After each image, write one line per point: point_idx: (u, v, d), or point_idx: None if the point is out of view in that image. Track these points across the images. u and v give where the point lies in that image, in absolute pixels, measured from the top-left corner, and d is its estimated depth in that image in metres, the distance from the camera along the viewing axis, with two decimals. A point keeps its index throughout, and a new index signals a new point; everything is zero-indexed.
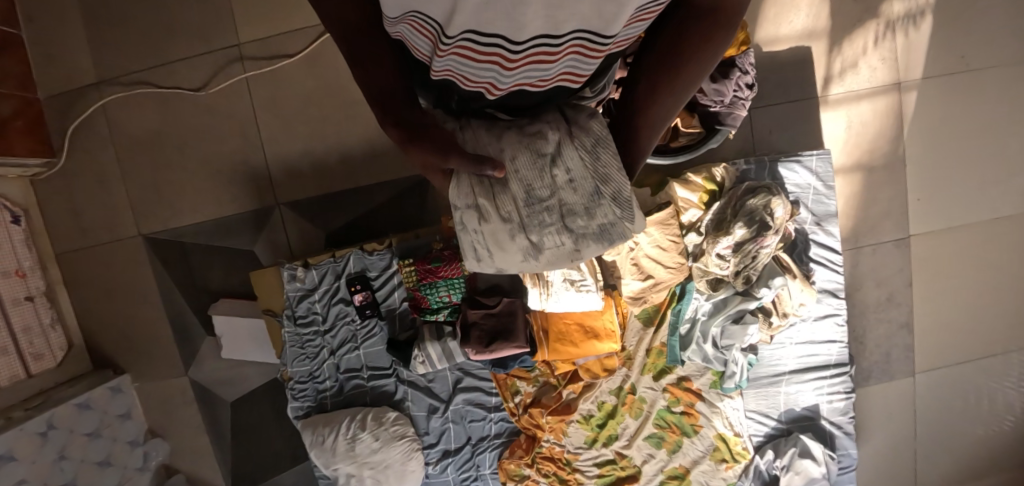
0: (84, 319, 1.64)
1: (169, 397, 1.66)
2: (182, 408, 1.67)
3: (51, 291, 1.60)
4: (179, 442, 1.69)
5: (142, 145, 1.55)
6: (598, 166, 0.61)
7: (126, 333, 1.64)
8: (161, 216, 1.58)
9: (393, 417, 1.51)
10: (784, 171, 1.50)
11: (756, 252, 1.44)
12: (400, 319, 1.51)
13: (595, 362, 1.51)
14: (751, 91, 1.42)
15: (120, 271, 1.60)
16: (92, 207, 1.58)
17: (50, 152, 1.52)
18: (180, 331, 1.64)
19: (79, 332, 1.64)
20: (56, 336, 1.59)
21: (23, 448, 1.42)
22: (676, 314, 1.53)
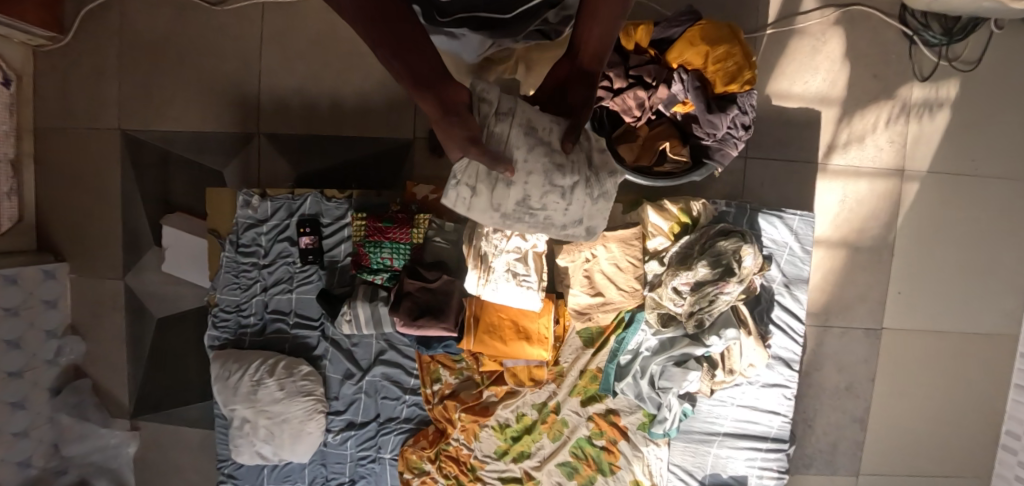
0: (41, 198, 1.62)
1: (101, 297, 1.62)
2: (111, 313, 1.62)
3: (18, 162, 1.58)
4: (98, 349, 1.63)
5: (146, 43, 1.54)
6: (589, 209, 0.91)
7: (78, 223, 1.61)
8: (144, 116, 1.56)
9: (304, 371, 1.43)
10: (763, 223, 1.44)
11: (715, 296, 1.36)
12: (339, 273, 1.45)
13: (523, 369, 1.44)
14: (747, 134, 1.38)
15: (96, 164, 1.58)
16: (82, 92, 1.57)
17: (59, 30, 1.53)
18: (129, 234, 1.60)
19: (33, 209, 1.62)
20: (9, 205, 1.56)
21: None
22: (619, 342, 1.46)
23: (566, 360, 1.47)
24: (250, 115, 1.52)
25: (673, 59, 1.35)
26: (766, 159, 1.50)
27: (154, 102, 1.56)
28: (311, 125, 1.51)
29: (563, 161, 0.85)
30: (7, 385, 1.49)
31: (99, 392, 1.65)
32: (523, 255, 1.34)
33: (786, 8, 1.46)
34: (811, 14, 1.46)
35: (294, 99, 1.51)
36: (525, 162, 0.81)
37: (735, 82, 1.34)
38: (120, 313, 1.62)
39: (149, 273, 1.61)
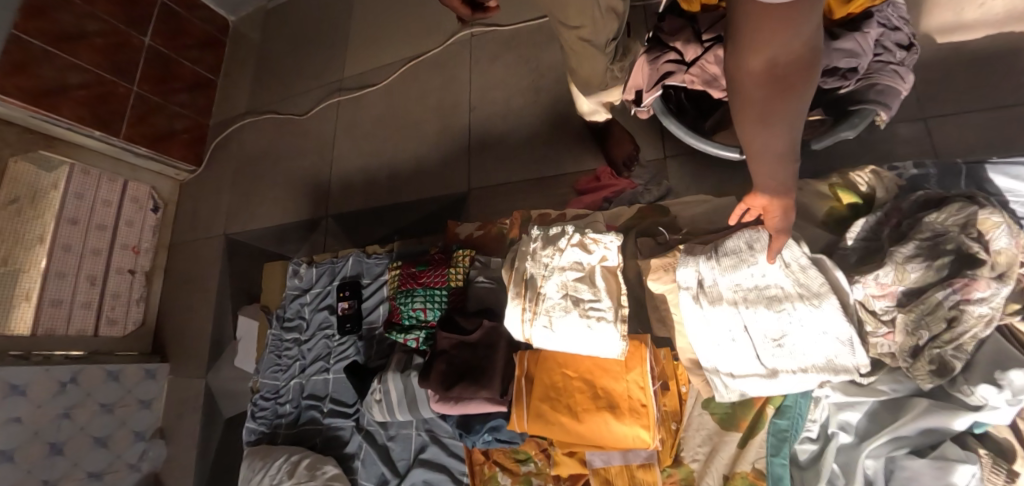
0: (164, 310, 1.55)
1: (177, 405, 1.45)
2: (192, 415, 1.41)
3: (152, 273, 1.56)
4: (176, 457, 1.40)
5: (237, 155, 1.57)
6: None
7: (163, 320, 1.54)
8: (245, 218, 1.50)
9: (329, 472, 1.02)
10: (1002, 182, 0.84)
11: (955, 308, 0.76)
12: (378, 339, 1.13)
13: (621, 470, 0.88)
14: (913, 52, 0.91)
15: (200, 265, 1.52)
16: (203, 204, 1.58)
17: (195, 162, 1.61)
18: (194, 335, 1.47)
19: (157, 315, 1.55)
20: (136, 310, 1.51)
21: (38, 389, 1.24)
22: (784, 418, 0.84)
23: (694, 456, 0.88)
24: (322, 198, 1.38)
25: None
26: (964, 113, 0.97)
27: (249, 206, 1.51)
28: (372, 196, 1.32)
29: None
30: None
31: None
32: (589, 274, 0.90)
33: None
34: None
35: (358, 176, 1.35)
36: None
37: None
38: (199, 417, 1.41)
39: (227, 368, 1.41)
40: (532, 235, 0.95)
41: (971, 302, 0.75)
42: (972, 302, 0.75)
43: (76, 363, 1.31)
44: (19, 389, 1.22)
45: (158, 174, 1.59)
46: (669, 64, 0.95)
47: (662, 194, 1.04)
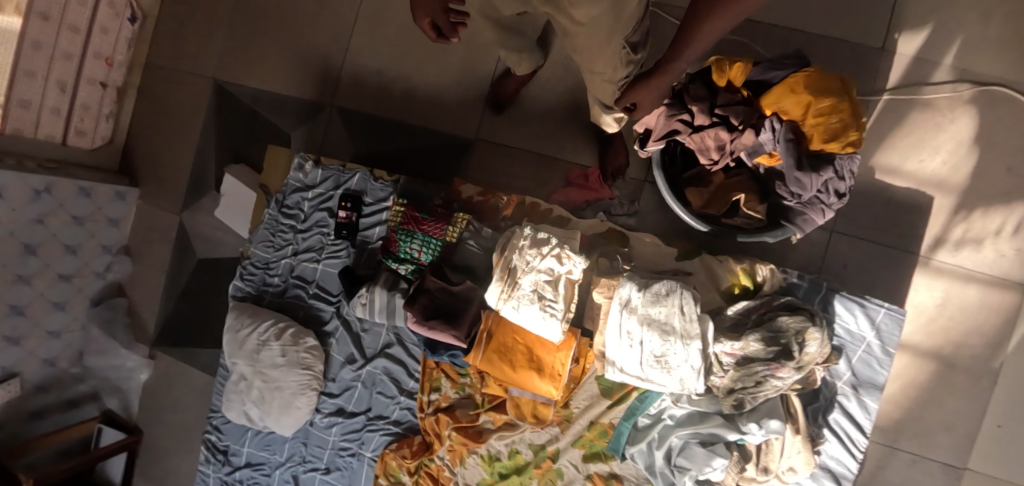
0: (134, 127, 1.75)
1: (156, 228, 1.72)
2: (161, 247, 1.71)
3: (123, 90, 1.71)
4: (142, 271, 1.73)
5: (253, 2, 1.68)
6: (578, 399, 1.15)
7: (133, 139, 1.75)
8: (237, 73, 1.67)
9: (309, 344, 1.40)
10: (839, 308, 1.23)
11: (764, 378, 1.17)
12: (368, 253, 1.42)
13: (528, 402, 1.30)
14: (841, 201, 1.20)
15: (188, 103, 1.71)
16: (190, 41, 1.71)
17: None
18: (178, 165, 1.71)
19: (124, 133, 1.76)
20: (104, 127, 1.68)
21: (14, 192, 1.42)
22: (640, 400, 1.28)
23: (577, 405, 1.32)
24: (330, 85, 1.61)
25: (768, 105, 1.21)
26: (856, 238, 1.30)
27: (247, 61, 1.67)
28: (380, 105, 1.58)
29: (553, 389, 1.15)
30: (54, 285, 1.55)
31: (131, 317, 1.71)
32: (554, 278, 1.22)
33: (911, 74, 1.29)
34: (943, 85, 1.27)
35: (372, 79, 1.58)
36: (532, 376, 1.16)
37: (837, 140, 1.16)
38: (174, 249, 1.70)
39: (203, 214, 1.68)
40: (524, 233, 1.24)
41: (775, 376, 1.16)
42: (774, 377, 1.16)
43: (50, 175, 1.50)
44: None
45: None
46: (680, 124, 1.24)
47: (632, 211, 1.38)
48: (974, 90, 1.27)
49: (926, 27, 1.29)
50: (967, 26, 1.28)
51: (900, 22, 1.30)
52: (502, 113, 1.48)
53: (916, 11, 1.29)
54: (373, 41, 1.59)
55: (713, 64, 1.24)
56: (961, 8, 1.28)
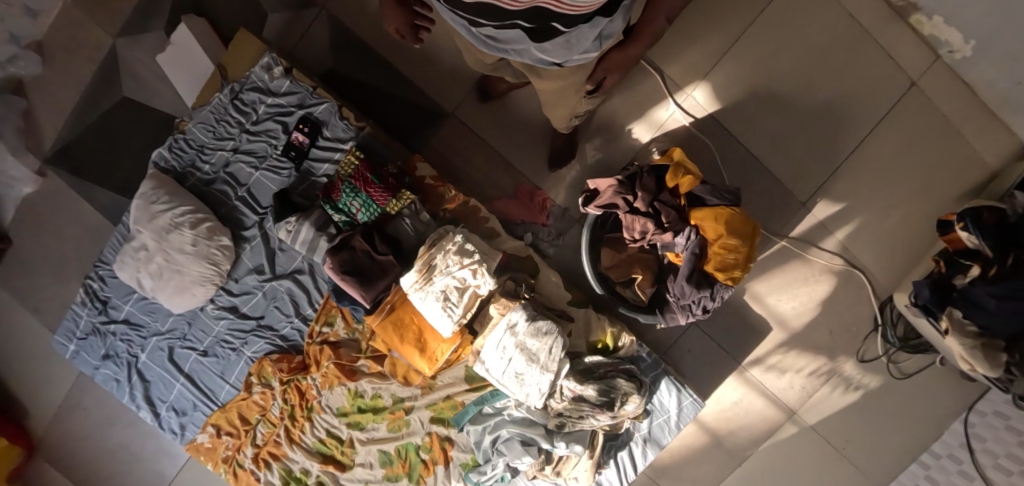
0: None
1: (79, 40, 1.54)
2: (85, 63, 1.55)
3: None
4: (50, 79, 1.56)
5: None
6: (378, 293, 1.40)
7: None
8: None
9: (222, 242, 1.46)
10: (663, 386, 1.53)
11: (586, 415, 1.45)
12: (309, 183, 1.46)
13: (403, 365, 1.51)
14: (703, 315, 1.46)
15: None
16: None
17: None
18: None
19: None
20: None
21: None
22: (491, 395, 1.54)
23: (442, 379, 1.56)
24: None
25: (695, 217, 1.41)
26: (706, 335, 1.59)
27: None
28: (373, 33, 1.52)
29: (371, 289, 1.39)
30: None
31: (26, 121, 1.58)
32: (463, 286, 1.38)
33: (811, 234, 1.54)
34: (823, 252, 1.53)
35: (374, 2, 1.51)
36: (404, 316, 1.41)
37: (724, 272, 1.40)
38: (99, 75, 1.55)
39: (140, 51, 1.54)
40: (455, 239, 1.38)
41: (595, 416, 1.45)
42: (594, 417, 1.45)
43: None
44: None
45: None
46: (620, 201, 1.41)
47: (556, 242, 1.56)
48: (841, 264, 1.54)
49: (843, 202, 1.53)
50: (869, 214, 1.53)
51: (827, 189, 1.53)
52: (486, 102, 1.52)
53: (841, 185, 1.52)
54: None
55: (670, 164, 1.42)
56: (874, 200, 1.52)
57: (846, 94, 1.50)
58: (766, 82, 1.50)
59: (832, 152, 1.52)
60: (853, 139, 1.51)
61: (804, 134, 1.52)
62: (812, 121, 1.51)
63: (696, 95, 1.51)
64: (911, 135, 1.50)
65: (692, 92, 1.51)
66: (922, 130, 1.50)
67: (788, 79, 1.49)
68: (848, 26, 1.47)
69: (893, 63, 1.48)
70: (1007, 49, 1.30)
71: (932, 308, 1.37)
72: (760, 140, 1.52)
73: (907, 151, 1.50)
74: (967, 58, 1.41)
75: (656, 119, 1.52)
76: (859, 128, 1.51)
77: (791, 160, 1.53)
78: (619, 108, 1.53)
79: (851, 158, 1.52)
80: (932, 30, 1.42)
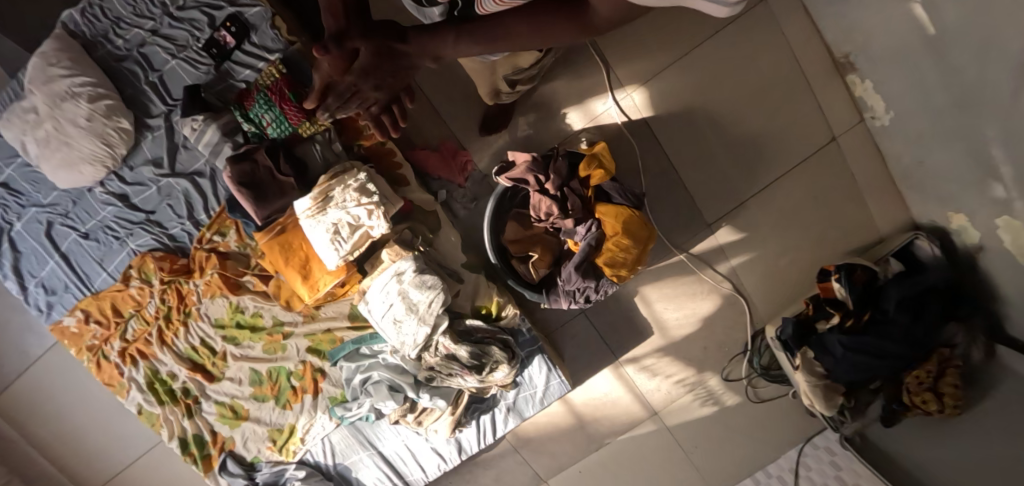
0: None
1: None
2: None
3: None
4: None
5: None
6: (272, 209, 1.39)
7: None
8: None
9: (121, 125, 1.38)
10: (535, 363, 1.59)
11: (454, 373, 1.51)
12: (226, 85, 1.41)
13: (287, 289, 1.51)
14: (584, 303, 1.52)
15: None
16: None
17: None
18: None
19: None
20: None
21: None
22: (371, 337, 1.55)
23: (326, 312, 1.56)
24: None
25: (600, 211, 1.46)
26: (591, 324, 1.63)
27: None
28: None
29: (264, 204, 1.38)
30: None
31: None
32: (357, 224, 1.38)
33: (708, 255, 1.59)
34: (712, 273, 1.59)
35: None
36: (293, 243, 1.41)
37: (612, 267, 1.44)
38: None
39: None
40: (357, 176, 1.37)
41: (462, 376, 1.51)
42: (461, 377, 1.52)
43: None
44: None
45: None
46: (531, 178, 1.42)
47: (468, 206, 1.57)
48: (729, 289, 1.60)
49: (744, 232, 1.58)
50: (765, 249, 1.59)
51: (733, 216, 1.57)
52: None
53: (747, 216, 1.57)
54: None
55: (587, 154, 1.44)
56: (772, 236, 1.59)
57: (773, 130, 1.54)
58: (703, 99, 1.52)
59: (745, 183, 1.56)
60: (768, 176, 1.56)
61: (725, 159, 1.55)
62: (733, 150, 1.54)
63: (635, 96, 1.52)
64: (820, 185, 1.56)
65: (632, 93, 1.51)
66: (832, 182, 1.56)
67: (724, 102, 1.52)
68: (791, 66, 1.49)
69: (822, 113, 1.52)
70: (917, 127, 1.36)
71: (791, 346, 1.50)
72: (682, 154, 1.54)
73: (814, 198, 1.57)
74: (884, 126, 1.47)
75: (592, 110, 1.52)
76: (775, 167, 1.55)
77: (706, 182, 1.56)
78: (559, 89, 1.51)
79: (762, 192, 1.57)
80: (863, 92, 1.46)
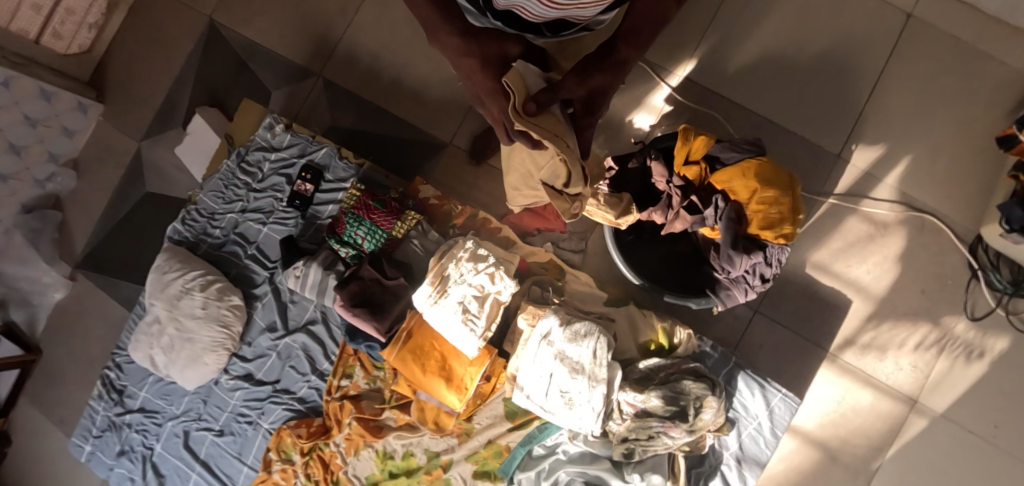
0: (116, 42, 1.73)
1: (113, 149, 1.69)
2: (115, 165, 1.68)
3: (114, 5, 1.71)
4: (84, 190, 1.70)
5: None
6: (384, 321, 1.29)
7: (109, 54, 1.73)
8: (236, 18, 1.68)
9: (232, 302, 1.39)
10: (741, 384, 1.29)
11: (656, 434, 1.25)
12: (314, 227, 1.43)
13: (433, 408, 1.34)
14: (764, 287, 1.28)
15: (172, 33, 1.70)
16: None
17: None
18: (147, 90, 1.69)
19: (105, 47, 1.73)
20: (85, 36, 1.68)
21: None
22: (540, 429, 1.33)
23: (480, 421, 1.36)
24: (322, 57, 1.63)
25: (720, 181, 1.29)
26: (774, 322, 1.39)
27: (247, 10, 1.68)
28: (368, 89, 1.60)
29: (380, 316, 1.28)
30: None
31: (62, 230, 1.70)
32: (482, 295, 1.25)
33: (859, 185, 1.40)
34: (879, 203, 1.38)
35: (366, 60, 1.61)
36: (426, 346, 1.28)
37: (772, 229, 1.24)
38: (123, 176, 1.67)
39: (162, 148, 1.67)
40: (466, 246, 1.27)
41: (667, 434, 1.24)
42: (665, 435, 1.24)
43: (15, 71, 1.49)
44: None
45: None
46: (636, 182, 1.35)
47: (579, 249, 1.44)
48: (905, 212, 1.38)
49: (879, 145, 1.40)
50: (916, 155, 1.40)
51: (857, 135, 1.41)
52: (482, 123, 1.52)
53: (872, 128, 1.41)
54: (377, 27, 1.62)
55: (680, 130, 1.30)
56: (915, 134, 1.40)
57: (848, 46, 1.43)
58: (756, 50, 1.44)
59: (851, 98, 1.42)
60: (868, 83, 1.42)
61: (814, 88, 1.43)
62: (809, 77, 1.43)
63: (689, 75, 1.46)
64: (937, 63, 1.40)
65: (682, 73, 1.46)
66: (939, 59, 1.40)
67: (778, 42, 1.44)
68: None
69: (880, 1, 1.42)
70: None
71: None
72: (767, 101, 1.43)
73: (928, 78, 1.40)
74: None
75: (653, 105, 1.46)
76: (869, 69, 1.42)
77: (801, 117, 1.43)
78: (615, 103, 1.47)
79: (870, 103, 1.42)
80: None
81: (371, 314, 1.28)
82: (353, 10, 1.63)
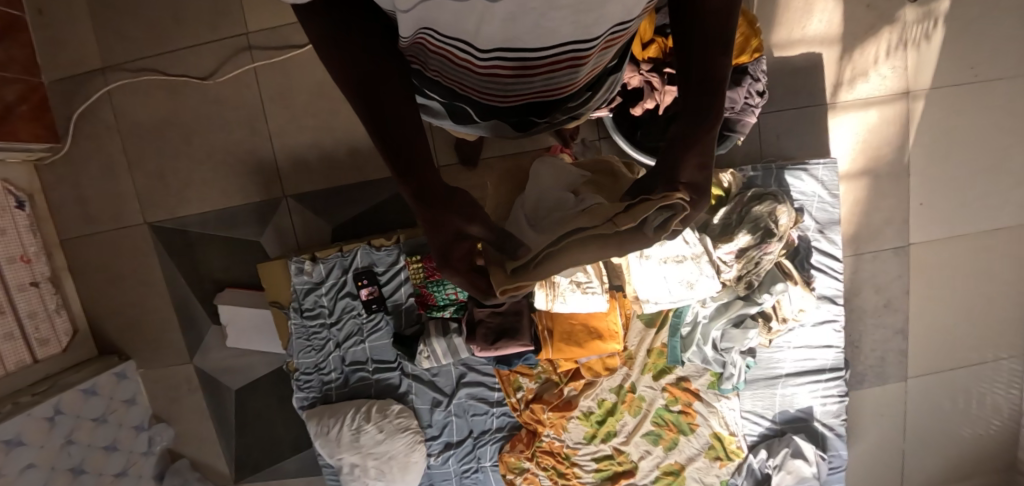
0: (88, 304, 1.67)
1: (174, 383, 1.69)
2: (188, 394, 1.69)
3: (56, 277, 1.62)
4: (183, 430, 1.72)
5: (147, 132, 1.58)
6: (523, 339, 1.43)
7: (92, 317, 1.67)
8: (169, 204, 1.61)
9: (396, 410, 1.55)
10: (790, 179, 1.54)
11: (759, 258, 1.45)
12: (405, 314, 1.57)
13: (598, 361, 1.57)
14: (762, 98, 1.44)
15: (127, 258, 1.63)
16: (99, 194, 1.61)
17: (54, 138, 1.56)
18: (153, 320, 1.66)
19: (83, 315, 1.67)
20: (61, 321, 1.61)
21: (31, 433, 1.42)
22: (677, 316, 1.56)
23: (633, 343, 1.60)
24: (273, 180, 1.60)
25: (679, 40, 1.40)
26: (780, 112, 1.57)
27: (172, 190, 1.60)
28: (334, 176, 1.60)
29: (517, 337, 1.43)
30: None
31: (200, 468, 1.73)
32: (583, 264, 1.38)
33: None
34: None
35: (312, 154, 1.59)
36: (565, 329, 1.48)
37: (745, 53, 1.39)
38: (202, 397, 1.69)
39: (215, 350, 1.68)
40: None
41: (767, 252, 1.44)
42: (767, 254, 1.44)
43: (51, 397, 1.47)
44: (16, 440, 1.39)
45: (6, 162, 1.52)
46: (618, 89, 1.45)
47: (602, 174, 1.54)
48: None
49: None
50: None
51: None
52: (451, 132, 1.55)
53: None
54: (296, 121, 1.58)
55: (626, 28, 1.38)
56: None
57: None
58: None
59: None
60: None
61: None
62: None
63: None
64: None
65: None
66: None
67: None
68: None
69: None
70: None
71: None
72: None
73: None
74: None
75: None
76: None
77: None
78: None
79: None
80: None
81: (511, 339, 1.42)
82: (263, 122, 1.58)
